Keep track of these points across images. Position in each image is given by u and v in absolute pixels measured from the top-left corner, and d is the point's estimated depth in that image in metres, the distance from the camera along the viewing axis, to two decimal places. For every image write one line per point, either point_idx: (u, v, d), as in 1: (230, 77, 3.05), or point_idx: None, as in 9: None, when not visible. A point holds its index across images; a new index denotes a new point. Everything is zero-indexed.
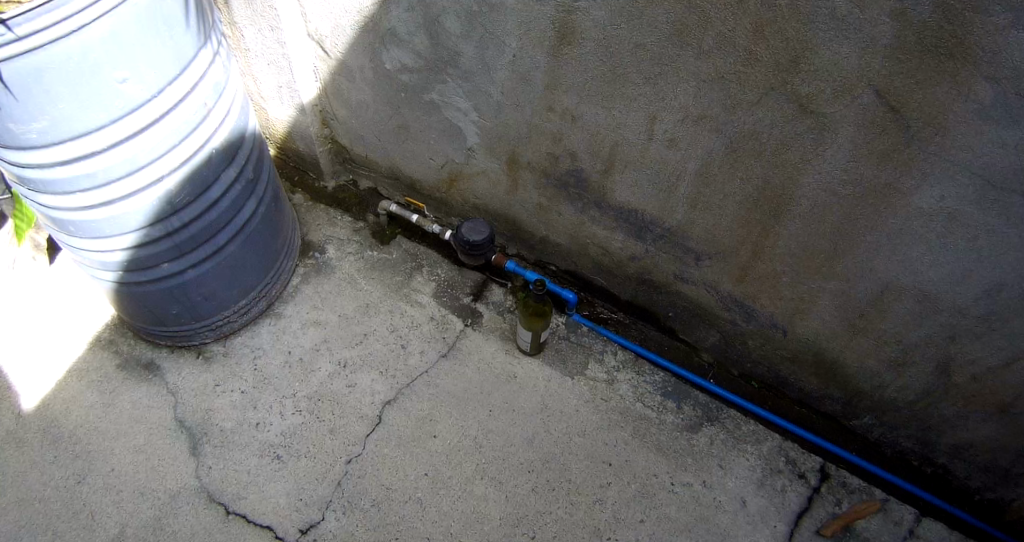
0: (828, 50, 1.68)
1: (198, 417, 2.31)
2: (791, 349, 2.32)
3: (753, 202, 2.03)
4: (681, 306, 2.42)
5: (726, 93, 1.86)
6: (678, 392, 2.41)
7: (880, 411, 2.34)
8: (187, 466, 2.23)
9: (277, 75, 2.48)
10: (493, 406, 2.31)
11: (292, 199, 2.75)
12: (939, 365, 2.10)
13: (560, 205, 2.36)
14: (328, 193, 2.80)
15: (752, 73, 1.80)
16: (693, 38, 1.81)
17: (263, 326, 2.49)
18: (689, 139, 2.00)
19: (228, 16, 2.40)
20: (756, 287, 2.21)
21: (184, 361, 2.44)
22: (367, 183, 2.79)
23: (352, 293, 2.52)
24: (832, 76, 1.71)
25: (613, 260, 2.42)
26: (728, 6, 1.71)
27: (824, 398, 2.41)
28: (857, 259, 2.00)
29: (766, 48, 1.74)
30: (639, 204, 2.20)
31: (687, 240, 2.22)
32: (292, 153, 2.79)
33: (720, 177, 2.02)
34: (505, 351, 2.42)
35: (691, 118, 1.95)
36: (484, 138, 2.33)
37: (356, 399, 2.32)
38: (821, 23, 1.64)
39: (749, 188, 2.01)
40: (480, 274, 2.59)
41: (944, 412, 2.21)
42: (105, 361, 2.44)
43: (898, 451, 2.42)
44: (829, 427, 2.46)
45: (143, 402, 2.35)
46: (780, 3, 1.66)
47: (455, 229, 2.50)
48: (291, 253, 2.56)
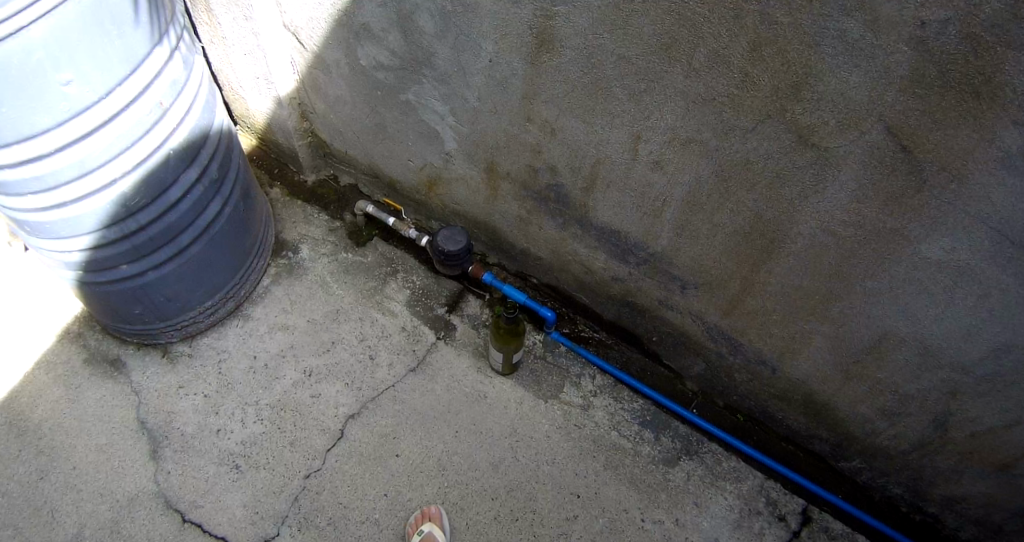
0: (835, 77, 1.45)
1: (160, 419, 2.27)
2: (780, 388, 2.16)
3: (743, 237, 1.83)
4: (665, 334, 2.26)
5: (718, 117, 1.65)
6: (657, 421, 2.27)
7: (871, 456, 2.17)
8: (146, 471, 2.18)
9: (254, 66, 2.34)
10: (460, 427, 2.21)
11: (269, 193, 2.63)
12: (936, 418, 1.95)
13: (540, 220, 2.21)
14: (306, 187, 2.66)
15: (747, 97, 1.58)
16: (682, 55, 1.60)
17: (231, 327, 2.41)
18: (676, 166, 1.79)
19: (200, 2, 2.24)
20: (745, 323, 2.04)
21: (149, 360, 2.39)
22: (347, 179, 2.65)
23: (323, 298, 2.42)
24: (837, 106, 1.49)
25: (596, 280, 2.26)
26: (723, 22, 1.50)
27: (813, 438, 2.25)
28: (855, 304, 1.81)
29: (764, 71, 1.52)
30: (622, 226, 2.03)
31: (672, 269, 2.04)
32: (272, 145, 2.65)
33: (709, 207, 1.82)
34: (478, 369, 2.31)
35: (677, 142, 1.75)
36: (461, 144, 2.18)
37: (319, 411, 2.24)
38: (828, 47, 1.42)
39: (740, 223, 1.81)
40: (457, 284, 2.46)
41: (938, 464, 2.06)
42: (73, 355, 2.41)
43: (890, 498, 2.25)
44: (816, 467, 2.30)
45: (108, 401, 2.31)
46: (781, 21, 1.44)
47: (431, 236, 2.39)
48: (263, 251, 2.46)
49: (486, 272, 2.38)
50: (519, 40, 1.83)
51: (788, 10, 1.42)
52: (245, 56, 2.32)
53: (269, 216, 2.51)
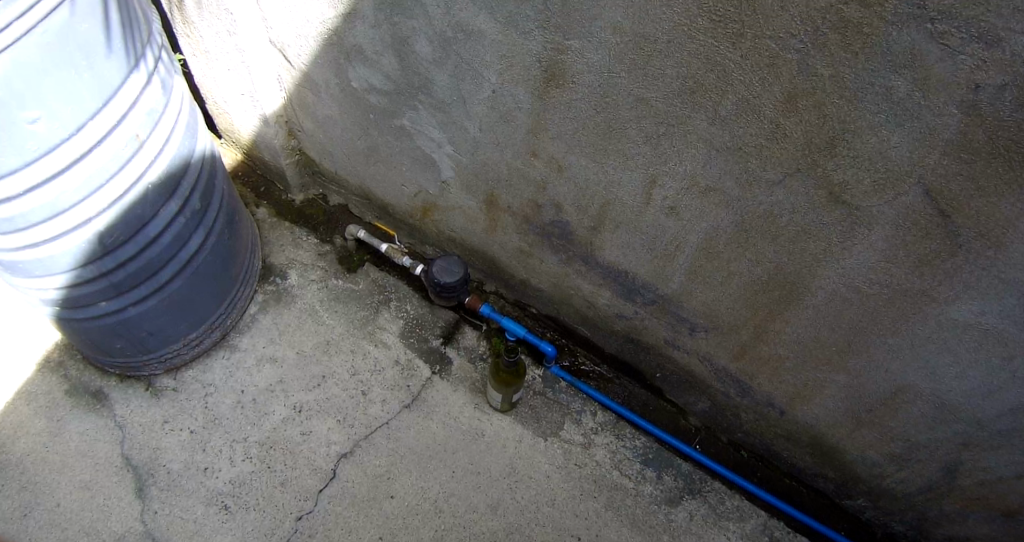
0: (874, 136, 1.34)
1: (145, 456, 2.14)
2: (787, 429, 2.09)
3: (758, 286, 1.75)
4: (669, 370, 2.20)
5: (743, 167, 1.53)
6: (660, 459, 2.21)
7: (876, 497, 2.11)
8: (133, 509, 2.05)
9: (238, 80, 2.21)
10: (457, 467, 2.13)
11: (255, 213, 2.52)
12: (946, 465, 1.89)
13: (542, 253, 2.12)
14: (293, 207, 2.56)
15: (777, 149, 1.46)
16: (709, 100, 1.47)
17: (216, 359, 2.30)
18: (692, 211, 1.69)
19: (183, 14, 2.13)
20: (755, 367, 1.97)
21: (132, 392, 2.27)
22: (336, 199, 2.56)
23: (313, 328, 2.33)
24: (874, 166, 1.38)
25: (598, 314, 2.19)
26: (756, 68, 1.37)
27: (817, 476, 2.19)
28: (873, 357, 1.73)
29: (797, 122, 1.40)
30: (630, 265, 1.93)
31: (681, 311, 1.96)
32: (257, 161, 2.54)
33: (724, 255, 1.73)
34: (475, 405, 2.24)
35: (696, 189, 1.64)
36: (459, 173, 2.08)
37: (310, 450, 2.15)
38: (872, 104, 1.30)
39: (756, 272, 1.71)
40: (453, 314, 2.40)
41: (943, 507, 2.01)
42: (54, 386, 2.27)
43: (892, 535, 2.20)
44: (819, 504, 2.23)
45: (91, 435, 2.18)
46: (823, 72, 1.31)
47: (426, 265, 2.31)
48: (250, 277, 2.34)
49: (484, 303, 2.33)
50: (527, 72, 1.69)
51: (830, 62, 1.29)
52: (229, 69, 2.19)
53: (255, 239, 2.39)
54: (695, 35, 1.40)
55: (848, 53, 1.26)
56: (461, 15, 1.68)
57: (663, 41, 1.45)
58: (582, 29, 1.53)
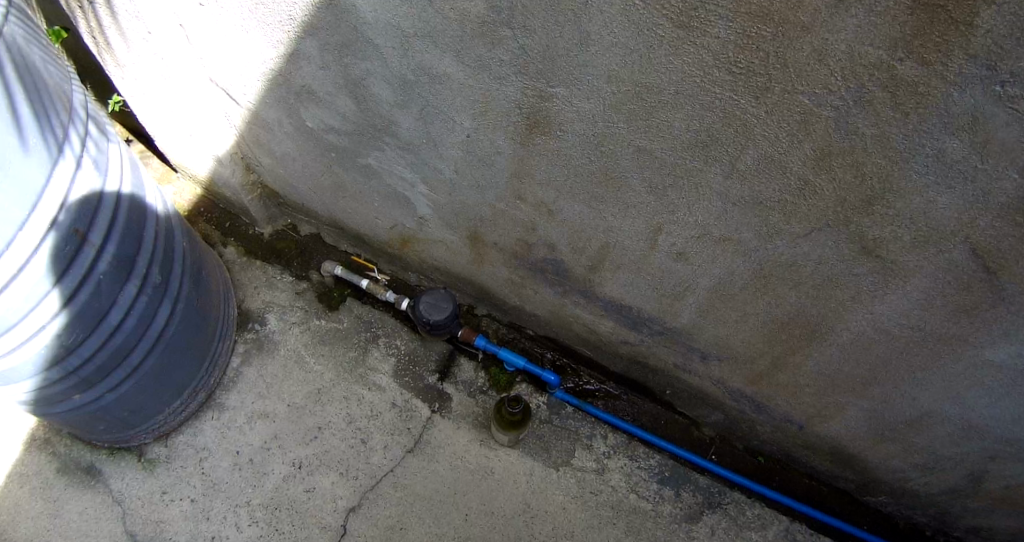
0: (919, 197, 1.17)
1: (150, 530, 2.06)
2: (806, 440, 2.03)
3: (778, 325, 1.63)
4: (680, 388, 2.19)
5: (764, 221, 1.38)
6: (677, 476, 2.18)
7: (898, 493, 2.06)
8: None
9: (185, 122, 2.12)
10: (470, 509, 2.09)
11: (223, 254, 2.53)
12: (972, 472, 1.80)
13: (536, 285, 2.06)
14: (263, 242, 2.58)
15: (803, 205, 1.30)
16: (724, 154, 1.29)
17: (206, 421, 2.23)
18: (708, 257, 1.55)
19: (111, 56, 1.95)
20: (772, 391, 1.89)
21: (127, 464, 2.16)
22: (306, 229, 2.60)
23: (302, 376, 2.30)
24: (916, 224, 1.22)
25: (601, 338, 2.15)
26: (781, 125, 1.19)
27: (837, 477, 2.14)
28: (898, 388, 1.62)
29: (830, 180, 1.23)
30: (633, 302, 1.86)
31: (692, 341, 1.89)
32: (219, 197, 2.58)
33: (741, 298, 1.61)
34: (481, 442, 2.21)
35: (711, 239, 1.50)
36: (437, 212, 1.99)
37: (316, 507, 2.09)
38: (922, 164, 1.13)
39: (774, 314, 1.60)
40: (447, 345, 2.39)
41: (966, 504, 1.96)
42: (45, 465, 2.15)
43: (914, 524, 2.16)
44: (839, 500, 2.20)
45: (91, 513, 2.08)
46: (865, 131, 1.13)
47: (413, 302, 2.27)
48: (226, 331, 2.29)
49: (478, 335, 2.30)
50: (505, 119, 1.48)
51: (874, 121, 1.10)
52: (173, 113, 2.09)
53: (222, 288, 2.28)
54: (710, 87, 1.19)
55: (897, 113, 1.08)
56: (421, 58, 1.45)
57: (670, 92, 1.24)
58: (567, 77, 1.31)
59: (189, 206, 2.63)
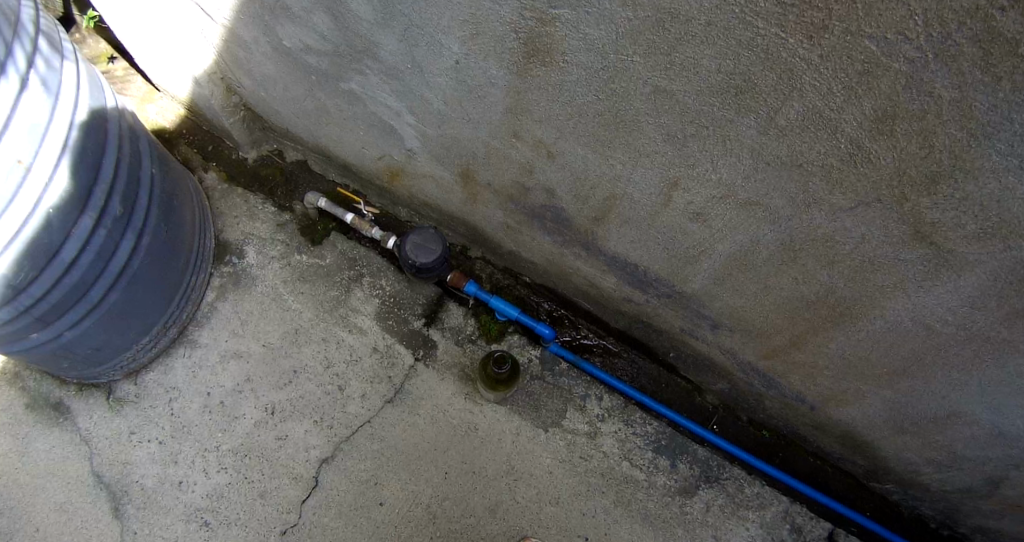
0: (991, 182, 1.00)
1: (117, 471, 2.01)
2: (817, 422, 1.91)
3: (801, 304, 1.45)
4: (684, 353, 2.04)
5: (800, 187, 1.18)
6: (674, 446, 2.06)
7: (908, 484, 1.93)
8: (112, 529, 1.95)
9: (162, 36, 1.99)
10: (449, 467, 1.99)
11: (203, 180, 2.36)
12: (991, 477, 1.66)
13: (532, 232, 1.86)
14: (247, 167, 2.41)
15: (852, 175, 1.11)
16: (763, 103, 1.09)
17: (176, 359, 2.13)
18: (728, 221, 1.34)
19: None
20: (786, 368, 1.75)
21: (94, 403, 2.09)
22: (293, 155, 2.43)
23: (279, 315, 2.18)
24: (986, 214, 1.05)
25: (603, 294, 1.95)
26: (835, 71, 1.00)
27: (846, 461, 2.04)
28: (929, 383, 1.46)
29: (892, 149, 1.04)
30: (639, 259, 1.65)
31: (702, 308, 1.69)
32: (201, 116, 2.41)
33: (762, 269, 1.41)
34: (465, 396, 2.08)
35: (735, 202, 1.29)
36: (426, 144, 1.82)
37: (288, 456, 2.02)
38: (1005, 143, 0.96)
39: (798, 291, 1.42)
40: (436, 289, 2.22)
41: (980, 506, 1.82)
42: (11, 400, 2.08)
43: (920, 515, 2.05)
44: (843, 483, 2.11)
45: (55, 453, 2.03)
46: (943, 94, 0.95)
47: (400, 241, 2.09)
48: (201, 263, 2.15)
49: (468, 280, 2.11)
50: (500, 44, 1.28)
51: (957, 83, 0.93)
52: (151, 24, 1.96)
53: (198, 217, 2.12)
54: (753, 18, 0.99)
55: (987, 77, 0.91)
56: None
57: (700, 21, 1.04)
58: None
59: (172, 128, 2.46)
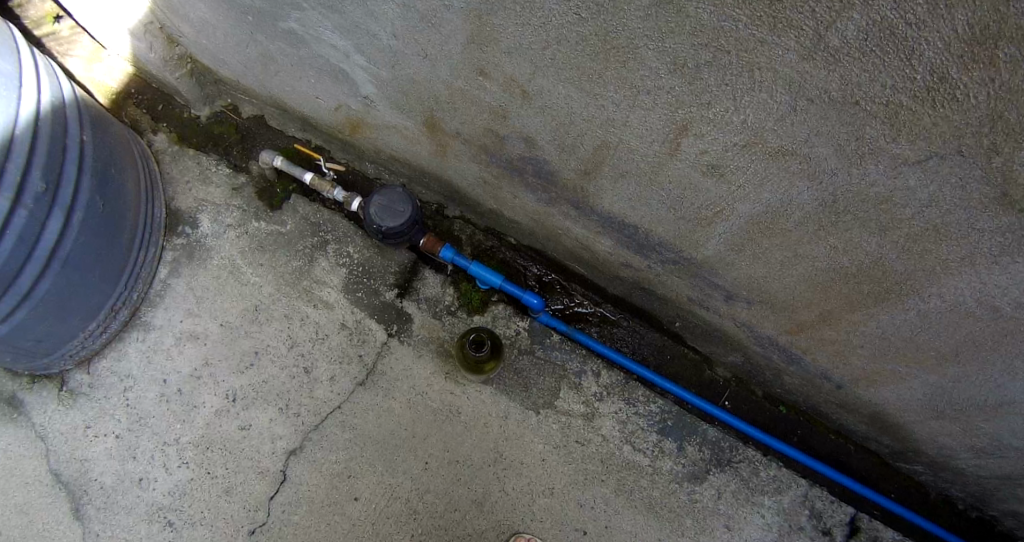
0: None
1: (75, 469, 1.80)
2: (846, 402, 1.79)
3: (838, 276, 1.25)
4: (693, 324, 1.80)
5: (858, 131, 0.95)
6: (683, 426, 1.86)
7: (938, 467, 1.80)
8: (74, 532, 1.76)
9: None
10: (430, 457, 1.77)
11: (152, 144, 2.06)
12: None
13: (515, 188, 1.58)
14: (199, 126, 2.10)
15: (927, 119, 0.89)
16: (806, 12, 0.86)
17: (129, 344, 1.88)
18: (752, 172, 1.09)
19: None
20: (811, 341, 1.57)
21: (51, 396, 1.84)
22: (249, 110, 2.11)
23: (236, 290, 1.92)
24: None
25: (598, 258, 1.69)
26: None
27: (871, 440, 1.89)
28: (983, 372, 1.34)
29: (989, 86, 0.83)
30: (639, 220, 1.37)
31: (713, 276, 1.44)
32: (149, 73, 2.08)
33: (793, 234, 1.18)
34: (446, 376, 1.84)
35: (762, 152, 1.05)
36: (381, 90, 1.53)
37: (252, 447, 1.80)
38: None
39: (836, 263, 1.21)
40: (409, 254, 1.95)
41: (1018, 493, 1.69)
42: None
43: (948, 497, 1.91)
44: (866, 462, 1.96)
45: (14, 450, 1.81)
46: None
47: (364, 202, 1.81)
48: (151, 235, 1.89)
49: (444, 244, 1.82)
50: None
51: None
52: None
53: (144, 184, 1.87)
54: None
55: None
56: None
57: None
58: None
59: (118, 89, 2.13)
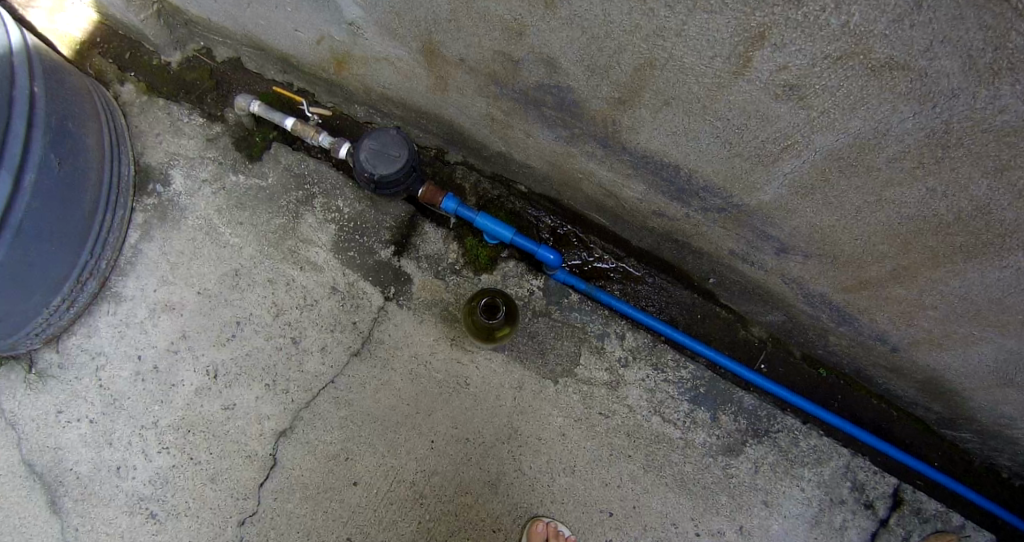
0: None
1: (48, 458, 1.61)
2: (896, 365, 1.59)
3: (927, 225, 1.08)
4: (729, 280, 1.61)
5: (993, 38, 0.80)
6: (716, 394, 1.67)
7: (991, 435, 1.62)
8: (53, 526, 1.59)
9: None
10: (437, 435, 1.59)
11: (119, 96, 1.81)
12: None
13: (527, 125, 1.37)
14: (170, 74, 1.84)
15: None
16: None
17: (99, 318, 1.67)
18: (841, 93, 0.92)
19: None
20: (869, 302, 1.41)
21: (16, 378, 1.64)
22: (224, 53, 1.84)
23: (214, 253, 1.70)
24: None
25: (623, 206, 1.48)
26: None
27: (916, 405, 1.70)
28: None
29: None
30: (687, 162, 1.20)
31: (764, 223, 1.27)
32: (113, 17, 1.79)
33: (882, 174, 1.02)
34: (452, 343, 1.64)
35: (861, 66, 0.88)
36: (368, 12, 1.29)
37: (237, 428, 1.61)
38: None
39: (927, 208, 1.04)
40: (407, 207, 1.72)
41: None
42: None
43: (999, 470, 1.72)
44: (911, 433, 1.76)
45: None
46: None
47: (352, 148, 1.57)
48: (118, 195, 1.66)
49: (447, 194, 1.59)
50: None
51: None
52: None
53: (108, 140, 1.64)
54: None
55: None
56: None
57: None
58: None
59: (84, 40, 1.85)
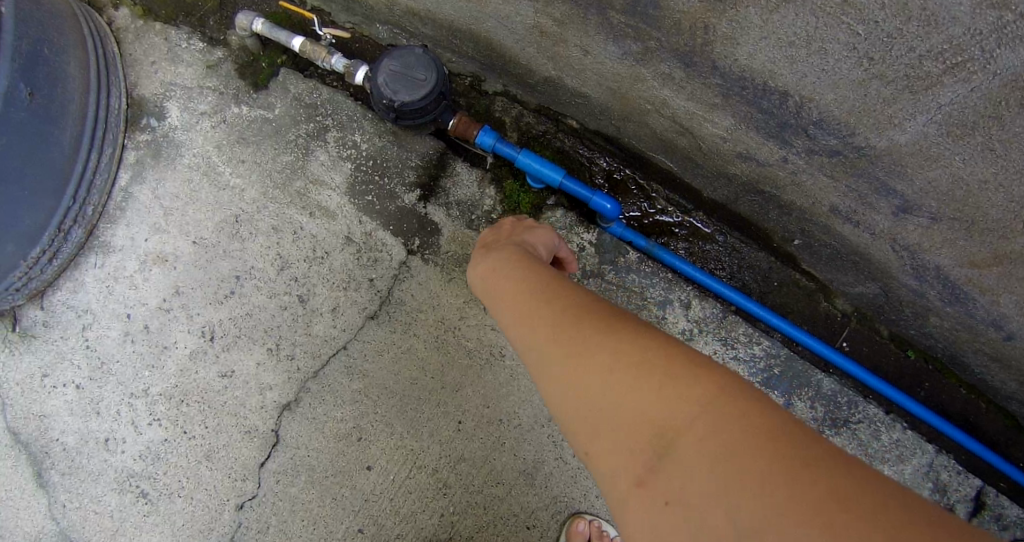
0: None
1: (32, 427, 1.39)
2: (1009, 355, 1.31)
3: None
4: (819, 241, 1.35)
5: None
6: (791, 376, 1.41)
7: None
8: (38, 503, 1.38)
9: None
10: (464, 416, 1.37)
11: (113, 22, 1.53)
12: None
13: (584, 38, 1.14)
14: None
15: None
16: None
17: (87, 272, 1.43)
18: None
19: None
20: (999, 278, 1.14)
21: None
22: None
23: (212, 197, 1.45)
24: None
25: (700, 145, 1.26)
26: None
27: (1017, 401, 1.42)
28: None
29: None
30: (814, 90, 0.99)
31: (888, 170, 1.06)
32: None
33: None
34: (484, 307, 1.40)
35: None
36: None
37: (235, 401, 1.39)
38: None
39: None
40: (434, 145, 1.46)
41: None
42: None
43: None
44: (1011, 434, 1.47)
45: None
46: None
47: (370, 69, 1.31)
48: (105, 129, 1.41)
49: (485, 128, 1.33)
50: None
51: None
52: None
53: (94, 64, 1.39)
54: None
55: None
56: None
57: None
58: None
59: None
